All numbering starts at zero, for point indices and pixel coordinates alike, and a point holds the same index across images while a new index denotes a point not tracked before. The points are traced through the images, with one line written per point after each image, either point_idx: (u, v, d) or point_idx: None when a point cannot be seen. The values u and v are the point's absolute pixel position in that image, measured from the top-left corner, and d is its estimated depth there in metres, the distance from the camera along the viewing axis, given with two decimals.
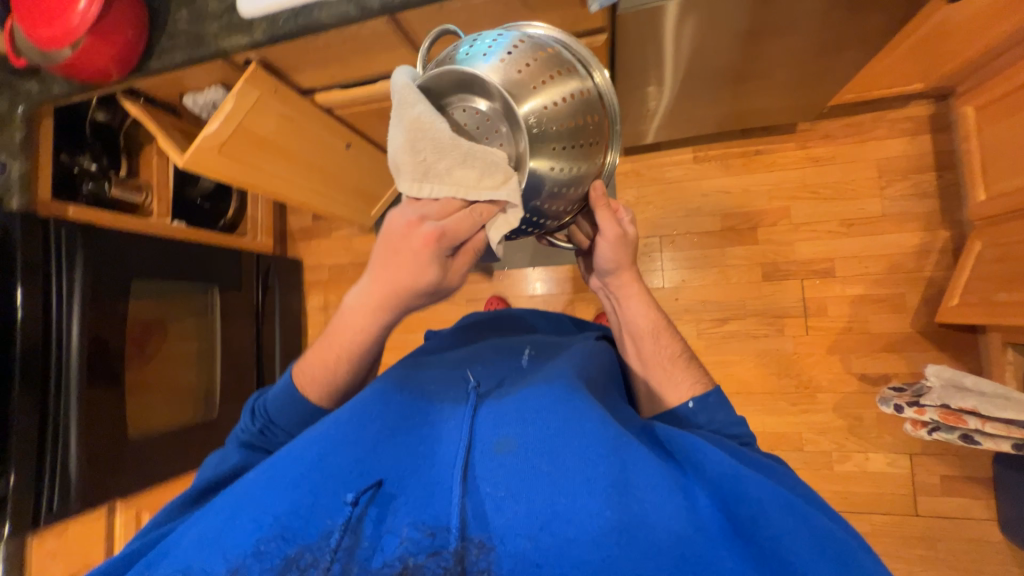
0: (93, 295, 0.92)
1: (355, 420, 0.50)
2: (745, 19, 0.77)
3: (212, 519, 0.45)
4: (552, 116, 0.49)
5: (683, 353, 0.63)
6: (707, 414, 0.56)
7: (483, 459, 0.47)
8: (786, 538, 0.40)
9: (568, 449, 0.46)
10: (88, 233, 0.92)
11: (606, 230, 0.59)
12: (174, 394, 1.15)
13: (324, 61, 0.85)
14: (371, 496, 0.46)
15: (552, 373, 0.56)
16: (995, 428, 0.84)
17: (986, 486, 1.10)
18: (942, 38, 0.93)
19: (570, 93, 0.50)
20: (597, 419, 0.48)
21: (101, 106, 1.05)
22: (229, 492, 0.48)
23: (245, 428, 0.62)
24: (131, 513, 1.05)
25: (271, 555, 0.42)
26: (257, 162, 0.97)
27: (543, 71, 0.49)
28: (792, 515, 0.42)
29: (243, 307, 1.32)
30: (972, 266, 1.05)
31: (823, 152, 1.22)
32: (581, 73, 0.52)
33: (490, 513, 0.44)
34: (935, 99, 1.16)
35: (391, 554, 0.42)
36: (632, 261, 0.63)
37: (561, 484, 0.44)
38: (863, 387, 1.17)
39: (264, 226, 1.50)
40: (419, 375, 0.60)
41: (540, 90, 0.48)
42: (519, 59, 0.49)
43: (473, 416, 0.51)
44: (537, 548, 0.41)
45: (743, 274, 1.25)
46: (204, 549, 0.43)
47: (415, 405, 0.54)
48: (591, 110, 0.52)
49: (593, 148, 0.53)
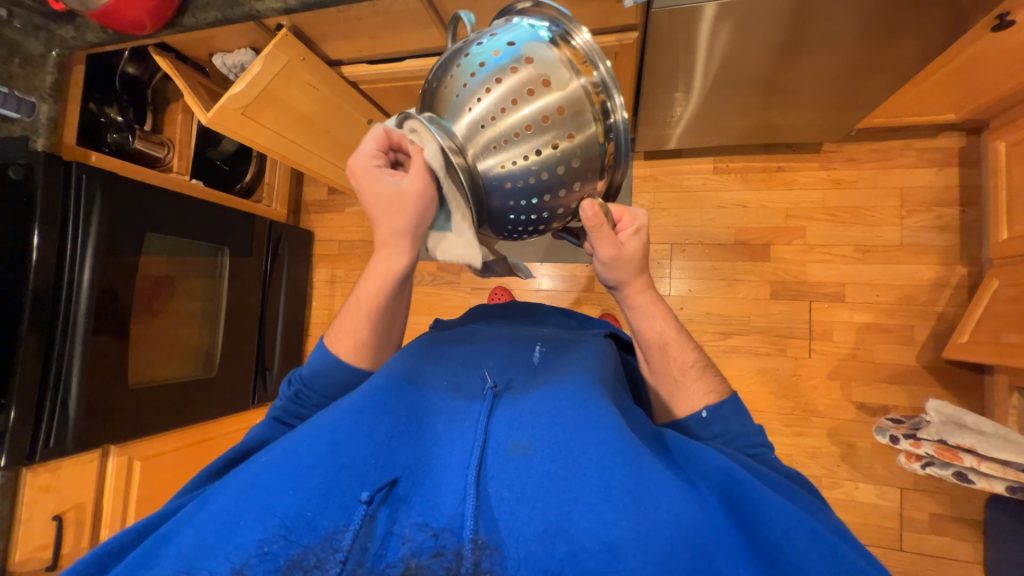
0: (108, 243, 0.94)
1: (371, 410, 0.50)
2: (784, 30, 0.75)
3: (222, 505, 0.45)
4: (519, 139, 0.48)
5: (698, 362, 0.61)
6: (722, 424, 0.56)
7: (497, 460, 0.47)
8: (805, 564, 0.40)
9: (584, 455, 0.45)
10: (107, 181, 0.93)
11: (602, 249, 0.56)
12: (178, 349, 1.17)
13: (355, 33, 0.86)
14: (384, 495, 0.45)
15: (568, 376, 0.56)
16: (990, 467, 0.83)
17: (974, 528, 1.09)
18: (981, 66, 0.91)
19: (552, 103, 0.48)
20: (614, 426, 0.47)
21: (132, 60, 1.07)
22: (238, 476, 0.47)
23: (279, 396, 0.63)
24: (123, 461, 1.07)
25: (274, 555, 0.41)
26: (282, 129, 0.98)
27: (522, 86, 0.48)
28: (817, 544, 0.41)
29: (251, 272, 1.33)
30: (986, 305, 1.03)
31: (846, 176, 1.20)
32: (572, 79, 0.48)
33: (501, 518, 0.43)
34: (966, 133, 1.14)
35: (396, 555, 0.42)
36: (637, 273, 0.60)
37: (576, 493, 0.43)
38: (861, 416, 1.16)
39: (280, 195, 1.52)
40: (436, 369, 0.60)
41: (510, 110, 0.48)
42: (496, 75, 0.48)
43: (489, 417, 0.51)
44: (551, 555, 0.40)
45: (751, 290, 1.24)
46: (215, 537, 0.43)
47: (429, 407, 0.54)
48: (576, 122, 0.49)
49: (584, 146, 0.50)
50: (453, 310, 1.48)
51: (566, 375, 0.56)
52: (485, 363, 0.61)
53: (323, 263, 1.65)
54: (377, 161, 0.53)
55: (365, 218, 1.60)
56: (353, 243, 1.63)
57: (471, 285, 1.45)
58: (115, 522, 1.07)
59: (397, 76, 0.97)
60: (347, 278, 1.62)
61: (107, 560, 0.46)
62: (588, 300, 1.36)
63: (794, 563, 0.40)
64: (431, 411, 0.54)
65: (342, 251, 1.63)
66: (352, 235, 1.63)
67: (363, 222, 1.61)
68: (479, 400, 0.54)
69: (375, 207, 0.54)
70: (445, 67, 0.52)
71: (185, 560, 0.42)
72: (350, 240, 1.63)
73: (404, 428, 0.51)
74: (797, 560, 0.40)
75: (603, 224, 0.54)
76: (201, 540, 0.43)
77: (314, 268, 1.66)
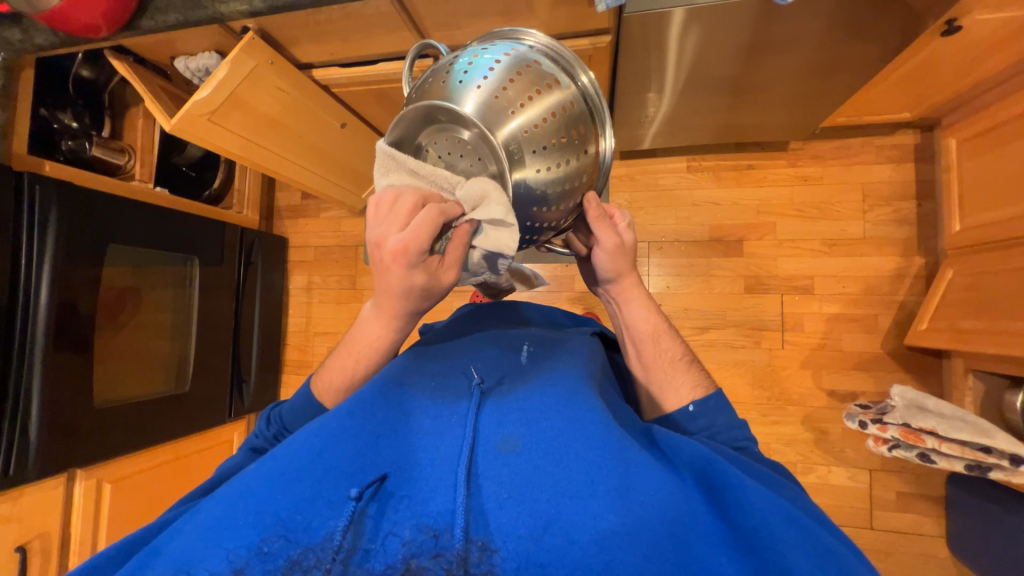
0: (66, 255, 0.89)
1: (358, 411, 0.50)
2: (749, 32, 0.77)
3: (211, 512, 0.45)
4: (539, 133, 0.50)
5: (684, 356, 0.63)
6: (707, 417, 0.58)
7: (487, 458, 0.47)
8: (788, 552, 0.41)
9: (572, 449, 0.46)
10: (63, 193, 0.88)
11: (603, 241, 0.59)
12: (146, 364, 1.12)
13: (325, 36, 0.84)
14: (373, 492, 0.45)
15: (555, 373, 0.56)
16: (950, 448, 0.88)
17: (937, 504, 1.15)
18: (933, 68, 0.96)
19: (553, 109, 0.51)
20: (601, 422, 0.48)
21: (85, 63, 1.03)
22: (226, 485, 0.47)
23: (259, 432, 0.63)
24: (92, 484, 1.02)
25: (274, 556, 0.42)
26: (252, 134, 0.96)
27: (530, 88, 0.50)
28: (795, 527, 0.42)
29: (223, 281, 1.29)
30: (943, 293, 1.09)
31: (812, 172, 1.25)
32: (567, 82, 0.53)
33: (491, 512, 0.43)
34: (921, 130, 1.20)
35: (394, 555, 0.42)
36: (633, 267, 0.63)
37: (565, 486, 0.44)
38: (832, 402, 1.21)
39: (251, 200, 1.47)
40: (422, 367, 0.58)
41: (525, 107, 0.49)
42: (505, 78, 0.50)
43: (477, 414, 0.51)
44: (541, 548, 0.42)
45: (726, 284, 1.27)
46: (206, 540, 0.43)
47: (416, 403, 0.53)
48: (577, 122, 0.53)
49: (580, 153, 0.53)
50: (435, 313, 1.47)
51: (553, 373, 0.56)
52: (471, 360, 0.60)
53: (299, 269, 1.61)
54: (418, 258, 0.45)
55: (341, 222, 1.57)
56: (330, 248, 1.59)
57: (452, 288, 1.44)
58: (85, 549, 1.02)
59: (370, 79, 0.95)
60: (324, 285, 1.59)
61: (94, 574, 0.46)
62: (570, 299, 1.37)
63: (777, 550, 0.41)
64: (419, 408, 0.53)
65: (318, 257, 1.60)
66: (328, 240, 1.59)
67: (339, 226, 1.58)
68: (467, 397, 0.53)
69: (405, 296, 0.49)
70: (441, 77, 0.51)
71: (175, 565, 0.42)
72: (326, 245, 1.59)
73: (392, 427, 0.50)
74: (779, 547, 0.41)
75: (603, 216, 0.58)
76: (191, 546, 0.43)
77: (290, 275, 1.62)
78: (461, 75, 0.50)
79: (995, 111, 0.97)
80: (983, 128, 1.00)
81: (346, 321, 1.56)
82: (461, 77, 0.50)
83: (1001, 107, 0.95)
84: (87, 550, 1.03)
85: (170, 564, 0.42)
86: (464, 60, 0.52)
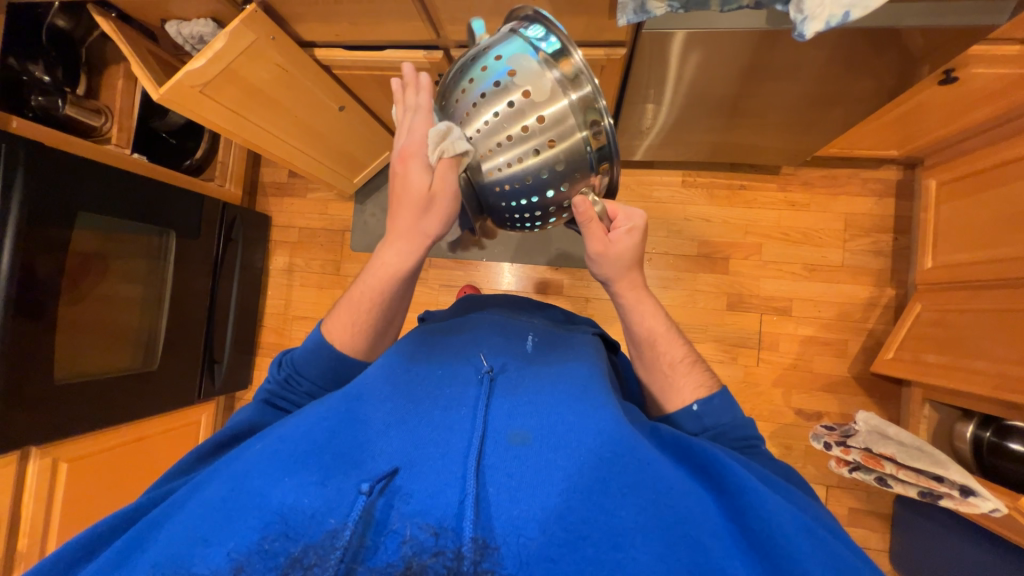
0: (29, 214, 0.83)
1: (368, 399, 0.50)
2: (753, 56, 0.78)
3: (211, 494, 0.44)
4: (514, 149, 0.50)
5: (687, 357, 0.61)
6: (713, 417, 0.57)
7: (497, 450, 0.47)
8: (805, 561, 0.39)
9: (583, 445, 0.46)
10: (33, 152, 0.82)
11: (591, 246, 0.56)
12: (112, 338, 1.06)
13: (331, 16, 0.80)
14: (383, 486, 0.44)
15: (564, 368, 0.56)
16: (907, 475, 0.95)
17: (885, 521, 1.22)
18: (923, 110, 1.00)
19: (533, 116, 0.49)
20: (610, 417, 0.47)
21: (60, 12, 0.94)
22: (228, 467, 0.46)
23: (271, 380, 0.63)
24: (47, 463, 0.97)
25: (275, 553, 0.40)
26: (242, 107, 0.92)
27: (529, 117, 0.49)
28: (806, 533, 0.41)
29: (200, 256, 1.23)
30: (910, 325, 1.15)
31: (800, 198, 1.29)
32: (549, 86, 0.49)
33: (500, 507, 0.43)
34: (903, 167, 1.25)
35: (395, 553, 0.41)
36: (631, 268, 0.59)
37: (576, 483, 0.44)
38: (798, 420, 1.26)
39: (235, 175, 1.41)
40: (430, 353, 0.58)
41: (502, 122, 0.50)
42: (508, 98, 0.49)
43: (486, 407, 0.50)
44: (550, 545, 0.41)
45: (709, 300, 1.30)
46: (207, 522, 0.42)
47: (424, 394, 0.52)
48: (574, 156, 0.51)
49: (563, 165, 0.51)
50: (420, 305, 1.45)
51: (561, 367, 0.56)
52: (477, 348, 0.59)
53: (280, 249, 1.56)
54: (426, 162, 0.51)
55: (328, 205, 1.53)
56: (315, 231, 1.54)
57: (440, 282, 1.44)
58: (35, 530, 0.97)
59: (375, 64, 0.92)
60: (307, 267, 1.54)
61: (94, 543, 0.45)
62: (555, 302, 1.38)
63: (789, 557, 0.40)
64: (427, 396, 0.52)
65: (302, 238, 1.55)
66: (314, 222, 1.54)
67: (326, 209, 1.53)
68: (475, 388, 0.53)
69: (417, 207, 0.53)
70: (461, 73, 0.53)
71: (173, 548, 0.41)
72: (311, 227, 1.54)
73: (399, 416, 0.50)
74: (793, 552, 0.40)
75: (594, 222, 0.54)
76: (194, 528, 0.42)
77: (271, 254, 1.56)
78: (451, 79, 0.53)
79: (975, 157, 1.02)
80: (962, 173, 1.06)
81: (326, 307, 1.52)
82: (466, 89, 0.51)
83: (982, 154, 0.99)
84: (38, 530, 0.98)
85: (168, 548, 0.41)
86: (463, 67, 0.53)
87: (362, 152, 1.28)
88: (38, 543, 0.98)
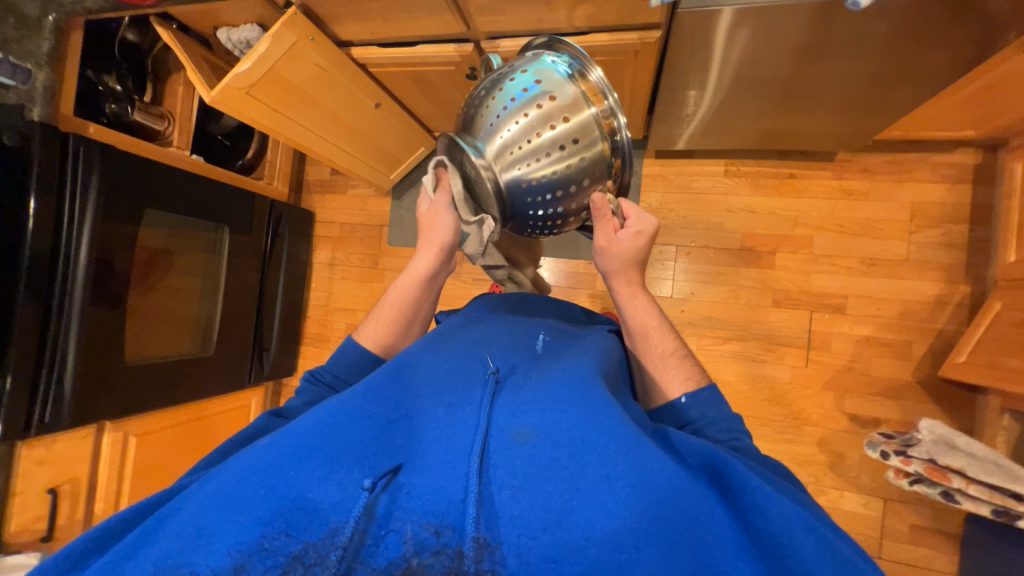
0: (104, 212, 0.91)
1: (374, 394, 0.51)
2: (806, 32, 0.73)
3: (222, 484, 0.45)
4: (537, 148, 0.55)
5: (677, 351, 0.62)
6: (701, 409, 0.56)
7: (499, 448, 0.47)
8: (811, 562, 0.39)
9: (586, 443, 0.45)
10: (105, 156, 0.90)
11: (600, 238, 0.62)
12: (174, 326, 1.15)
13: (365, 14, 0.83)
14: (387, 483, 0.45)
15: (571, 367, 0.55)
16: (978, 490, 0.87)
17: (953, 541, 1.11)
18: (1009, 82, 0.89)
19: (556, 123, 0.56)
20: (615, 417, 0.47)
21: (132, 27, 1.04)
22: (241, 458, 0.48)
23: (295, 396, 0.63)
24: (119, 436, 1.07)
25: (274, 552, 0.41)
26: (286, 108, 0.96)
27: (558, 114, 0.55)
28: (814, 536, 0.40)
29: (251, 250, 1.31)
30: (987, 325, 1.03)
31: (858, 187, 1.18)
32: (571, 98, 0.56)
33: (501, 506, 0.43)
34: (982, 150, 1.12)
35: (395, 552, 0.41)
36: (631, 265, 0.63)
37: (578, 480, 0.43)
38: (852, 427, 1.17)
39: (282, 173, 1.48)
40: (437, 354, 0.60)
41: (529, 127, 0.55)
42: (535, 103, 0.55)
43: (490, 406, 0.50)
44: (551, 545, 0.40)
45: (752, 296, 1.23)
46: (215, 511, 0.43)
47: (432, 393, 0.54)
48: (593, 158, 0.57)
49: (581, 166, 0.57)
50: (454, 299, 1.47)
51: (568, 365, 0.56)
52: (485, 349, 0.60)
53: (323, 245, 1.63)
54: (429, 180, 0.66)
55: (368, 201, 1.58)
56: (355, 226, 1.60)
57: (473, 276, 1.45)
58: (109, 496, 1.08)
59: (408, 61, 0.94)
60: (347, 261, 1.61)
61: (104, 538, 0.47)
62: (589, 296, 1.36)
63: (797, 560, 0.39)
64: (434, 396, 0.54)
65: (343, 234, 1.61)
66: (354, 218, 1.60)
67: (366, 206, 1.59)
68: (481, 386, 0.54)
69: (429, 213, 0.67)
70: (484, 93, 0.59)
71: (183, 538, 0.42)
72: (351, 223, 1.60)
73: (405, 413, 0.51)
74: (799, 553, 0.39)
75: (608, 213, 0.60)
76: (202, 519, 0.43)
77: (315, 250, 1.64)
78: (481, 95, 0.59)
79: None
80: None
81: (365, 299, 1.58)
82: (492, 100, 0.57)
83: None
84: (111, 497, 1.09)
85: (176, 539, 0.42)
86: (494, 84, 0.58)
87: (398, 148, 1.31)
88: (111, 508, 1.09)
